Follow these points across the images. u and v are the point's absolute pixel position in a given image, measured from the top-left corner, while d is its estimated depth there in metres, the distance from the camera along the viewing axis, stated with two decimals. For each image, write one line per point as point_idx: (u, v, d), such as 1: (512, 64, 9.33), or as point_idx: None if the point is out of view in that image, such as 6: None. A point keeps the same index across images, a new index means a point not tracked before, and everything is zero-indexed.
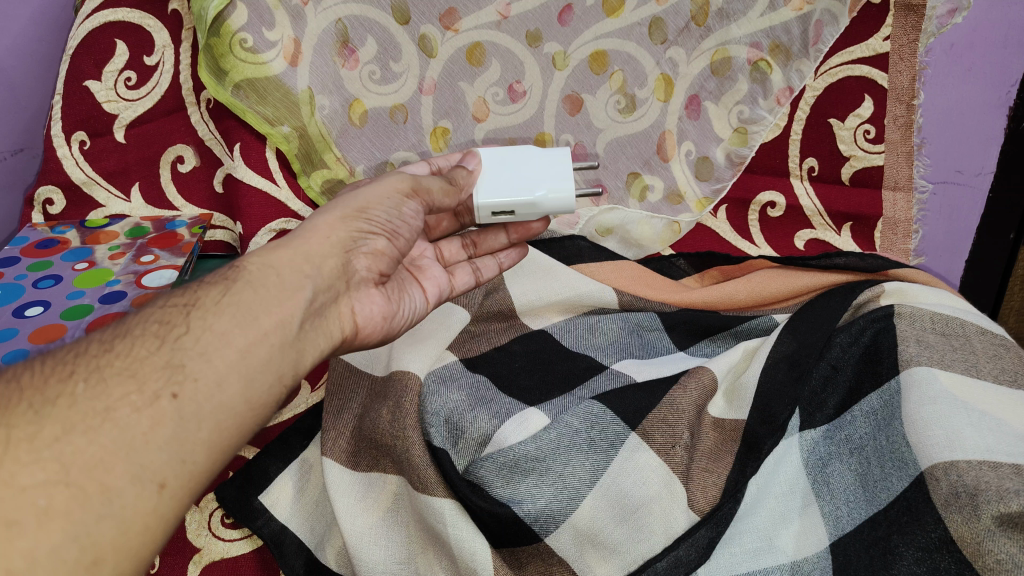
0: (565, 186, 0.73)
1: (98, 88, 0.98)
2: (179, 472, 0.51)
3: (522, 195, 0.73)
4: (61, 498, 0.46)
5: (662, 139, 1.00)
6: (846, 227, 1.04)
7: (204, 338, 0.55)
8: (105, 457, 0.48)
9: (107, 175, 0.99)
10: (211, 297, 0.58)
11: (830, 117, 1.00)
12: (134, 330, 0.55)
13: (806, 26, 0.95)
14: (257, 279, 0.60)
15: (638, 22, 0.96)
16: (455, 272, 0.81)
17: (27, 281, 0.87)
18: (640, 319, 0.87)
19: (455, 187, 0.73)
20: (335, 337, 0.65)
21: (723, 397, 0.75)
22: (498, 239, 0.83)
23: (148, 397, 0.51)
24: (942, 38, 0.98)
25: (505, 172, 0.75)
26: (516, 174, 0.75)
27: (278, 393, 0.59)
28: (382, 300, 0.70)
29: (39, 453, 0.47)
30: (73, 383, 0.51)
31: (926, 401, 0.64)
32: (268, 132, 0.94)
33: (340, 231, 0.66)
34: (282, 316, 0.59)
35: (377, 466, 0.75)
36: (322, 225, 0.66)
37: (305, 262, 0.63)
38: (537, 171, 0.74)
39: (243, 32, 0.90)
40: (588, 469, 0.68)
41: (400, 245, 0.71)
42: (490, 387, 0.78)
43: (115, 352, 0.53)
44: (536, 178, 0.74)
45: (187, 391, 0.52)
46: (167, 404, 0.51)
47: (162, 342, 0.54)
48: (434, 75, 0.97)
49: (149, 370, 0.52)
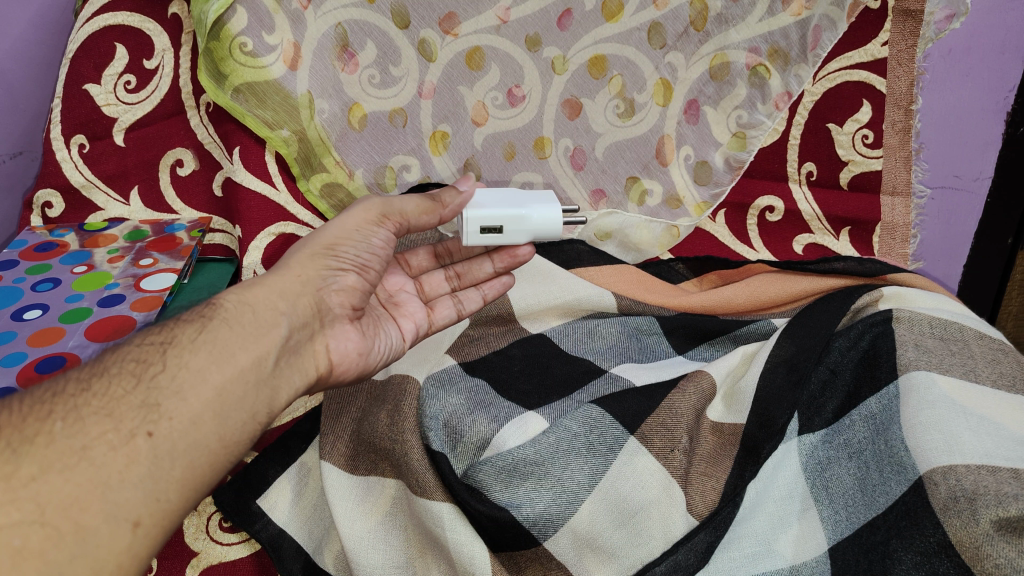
0: (555, 206, 0.74)
1: (97, 92, 0.98)
2: (154, 510, 0.51)
3: (512, 210, 0.73)
4: (37, 538, 0.46)
5: (661, 143, 1.00)
6: (845, 232, 1.05)
7: (179, 376, 0.55)
8: (82, 496, 0.48)
9: (107, 178, 1.00)
10: (187, 335, 0.58)
11: (829, 122, 1.01)
12: (111, 368, 0.55)
13: (805, 30, 0.95)
14: (238, 317, 0.60)
15: (637, 27, 0.96)
16: (435, 306, 0.81)
17: (26, 285, 0.87)
18: (639, 323, 0.88)
19: (436, 204, 0.73)
20: (311, 373, 0.65)
21: (722, 401, 0.75)
22: (483, 268, 0.82)
23: (124, 436, 0.51)
24: (939, 44, 0.98)
25: (495, 196, 0.76)
26: (504, 199, 0.75)
27: (252, 431, 0.59)
28: (357, 336, 0.70)
29: (15, 493, 0.47)
30: (50, 422, 0.50)
31: (925, 405, 0.65)
32: (268, 136, 0.94)
33: (310, 268, 0.67)
34: (258, 353, 0.59)
35: (375, 470, 0.75)
36: (293, 262, 0.67)
37: (280, 299, 0.63)
38: (526, 197, 0.75)
39: (243, 36, 0.90)
40: (587, 473, 0.68)
41: (370, 278, 0.71)
42: (488, 390, 0.78)
43: (92, 391, 0.53)
44: (525, 200, 0.75)
45: (162, 429, 0.52)
46: (142, 443, 0.51)
47: (138, 380, 0.54)
48: (434, 79, 0.97)
49: (125, 410, 0.52)
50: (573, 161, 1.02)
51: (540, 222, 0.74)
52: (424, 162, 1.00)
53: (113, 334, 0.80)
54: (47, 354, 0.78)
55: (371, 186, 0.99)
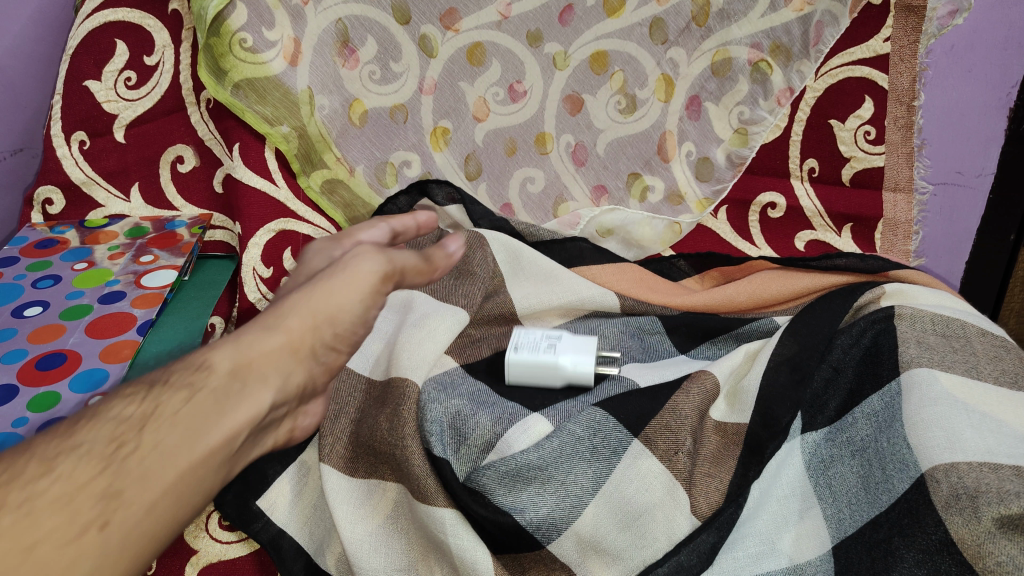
0: (589, 359, 0.78)
1: (97, 88, 0.98)
2: None
3: (548, 360, 0.77)
4: None
5: (662, 140, 1.00)
6: (846, 228, 1.03)
7: (145, 461, 0.54)
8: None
9: (107, 174, 0.99)
10: (171, 406, 0.57)
11: (830, 118, 1.00)
12: (83, 444, 0.54)
13: (806, 26, 0.95)
14: (227, 391, 0.59)
15: (638, 23, 0.96)
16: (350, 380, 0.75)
17: (26, 282, 0.87)
18: (641, 323, 0.87)
19: (431, 264, 0.81)
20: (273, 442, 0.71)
21: (724, 401, 0.75)
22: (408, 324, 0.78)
23: (79, 528, 0.50)
24: (942, 40, 0.98)
25: (542, 334, 0.80)
26: (548, 342, 0.79)
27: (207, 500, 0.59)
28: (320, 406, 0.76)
29: None
30: (1, 513, 0.49)
31: (928, 402, 0.65)
32: (268, 132, 0.93)
33: (307, 339, 0.65)
34: (222, 436, 0.58)
35: (376, 473, 0.75)
36: (283, 331, 0.65)
37: (270, 372, 0.62)
38: (579, 345, 0.79)
39: (243, 32, 0.90)
40: (591, 476, 0.69)
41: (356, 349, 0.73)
42: (491, 391, 0.78)
43: (54, 474, 0.52)
44: (563, 348, 0.78)
45: (118, 518, 0.51)
46: (95, 534, 0.50)
47: (105, 464, 0.53)
48: (434, 75, 0.98)
49: (83, 497, 0.51)
50: (574, 157, 1.02)
51: (572, 371, 0.78)
52: (426, 158, 1.00)
53: (113, 333, 0.80)
54: (47, 351, 0.78)
55: (371, 183, 0.98)
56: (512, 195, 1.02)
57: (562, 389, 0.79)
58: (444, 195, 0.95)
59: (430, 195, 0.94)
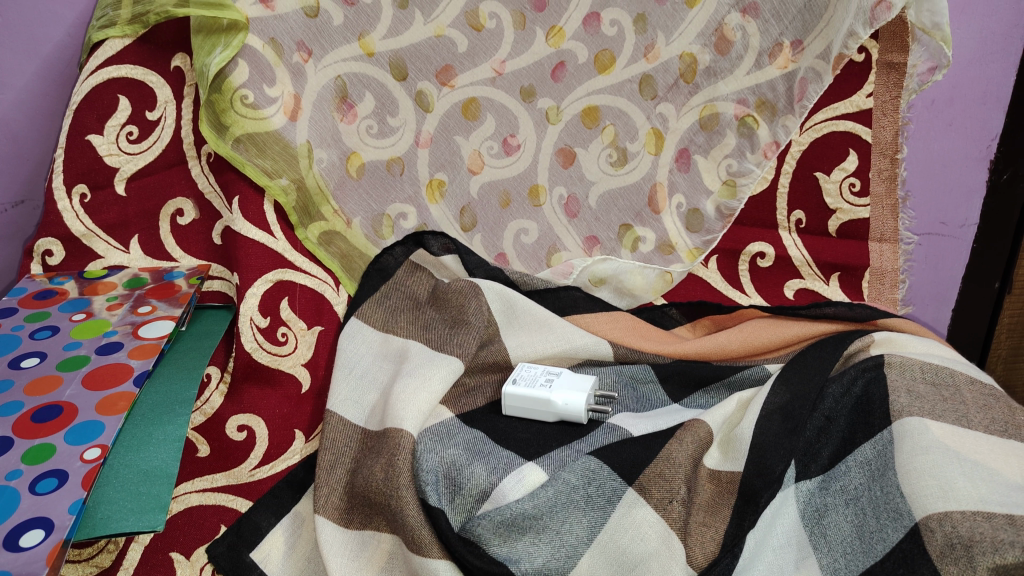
0: (582, 396, 0.80)
1: (100, 142, 0.99)
2: None
3: (539, 394, 0.81)
4: None
5: (653, 192, 1.02)
6: (834, 277, 1.05)
7: None
8: None
9: (107, 227, 1.00)
10: None
11: (816, 171, 1.04)
12: None
13: (791, 83, 0.97)
14: None
15: (628, 80, 1.00)
16: None
17: (24, 332, 0.88)
18: (635, 372, 0.88)
19: None
20: None
21: (718, 449, 0.75)
22: None
23: None
24: (923, 95, 1.09)
25: (543, 373, 0.84)
26: (545, 379, 0.83)
27: None
28: None
29: None
30: None
31: (919, 450, 0.66)
32: (267, 184, 0.95)
33: None
34: None
35: (370, 524, 0.75)
36: None
37: None
38: (574, 384, 0.82)
39: (244, 89, 0.94)
40: (586, 526, 0.69)
41: None
42: (486, 440, 0.78)
43: None
44: (557, 386, 0.82)
45: None
46: None
47: None
48: (430, 129, 1.01)
49: None
50: (567, 209, 1.04)
51: (563, 408, 0.80)
52: (422, 211, 1.02)
53: (110, 385, 0.81)
54: (44, 403, 0.78)
55: (367, 234, 1.01)
56: (506, 245, 1.04)
57: (555, 423, 0.82)
58: (439, 246, 0.98)
59: (425, 246, 0.97)
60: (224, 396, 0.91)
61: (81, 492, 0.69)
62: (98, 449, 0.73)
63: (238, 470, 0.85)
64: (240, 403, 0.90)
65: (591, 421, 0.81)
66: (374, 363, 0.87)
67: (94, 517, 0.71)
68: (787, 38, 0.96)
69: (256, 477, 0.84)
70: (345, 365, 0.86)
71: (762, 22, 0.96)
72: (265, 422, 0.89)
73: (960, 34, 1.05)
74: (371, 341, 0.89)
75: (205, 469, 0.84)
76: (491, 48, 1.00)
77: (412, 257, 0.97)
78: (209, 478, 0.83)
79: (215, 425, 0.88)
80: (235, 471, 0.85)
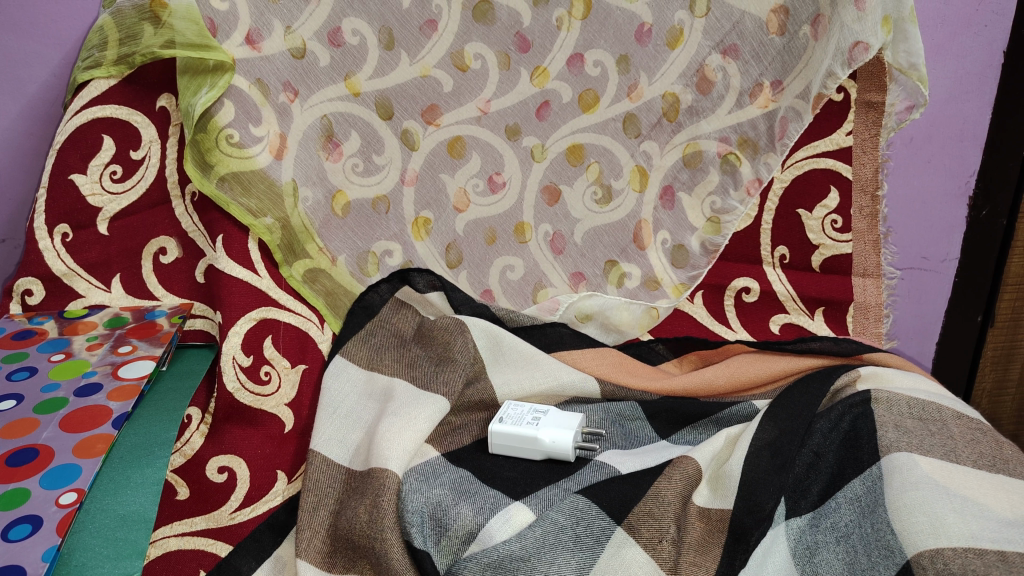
0: (569, 433, 0.79)
1: (83, 181, 0.98)
2: None
3: (527, 432, 0.80)
4: None
5: (638, 228, 1.03)
6: (819, 312, 1.06)
7: None
8: None
9: (88, 266, 0.99)
10: None
11: (798, 207, 1.05)
12: None
13: (772, 122, 0.99)
14: None
15: (612, 118, 1.01)
16: None
17: (2, 373, 0.86)
18: (622, 409, 0.87)
19: None
20: None
21: (708, 485, 0.73)
22: None
23: None
24: (901, 133, 1.11)
25: (529, 410, 0.83)
26: (532, 417, 0.82)
27: None
28: None
29: None
30: None
31: (909, 486, 0.65)
32: (251, 223, 0.95)
33: None
34: None
35: (353, 568, 0.73)
36: None
37: None
38: (561, 422, 0.81)
39: (230, 129, 0.95)
40: (575, 568, 0.67)
41: None
42: (473, 480, 0.77)
43: None
44: (544, 424, 0.81)
45: None
46: None
47: None
48: (416, 167, 1.02)
49: None
50: (553, 246, 1.04)
51: (551, 446, 0.79)
52: (407, 248, 1.03)
53: (87, 427, 0.79)
54: (19, 447, 0.76)
55: (353, 272, 1.00)
56: (492, 282, 1.04)
57: (542, 461, 0.81)
58: (425, 283, 0.97)
59: (410, 283, 0.97)
60: (205, 437, 0.90)
61: (56, 539, 0.67)
62: (75, 493, 0.71)
63: (218, 513, 0.83)
64: (222, 444, 0.89)
65: (578, 459, 0.80)
66: (358, 402, 0.86)
67: (69, 564, 0.69)
68: (767, 78, 0.98)
69: (236, 520, 0.82)
70: (328, 405, 0.85)
71: (742, 63, 0.98)
72: (247, 463, 0.88)
73: (936, 74, 1.07)
74: (356, 380, 0.88)
75: (183, 513, 0.82)
76: (476, 87, 1.01)
77: (397, 294, 0.96)
78: (188, 522, 0.81)
79: (195, 467, 0.87)
80: (215, 514, 0.82)
